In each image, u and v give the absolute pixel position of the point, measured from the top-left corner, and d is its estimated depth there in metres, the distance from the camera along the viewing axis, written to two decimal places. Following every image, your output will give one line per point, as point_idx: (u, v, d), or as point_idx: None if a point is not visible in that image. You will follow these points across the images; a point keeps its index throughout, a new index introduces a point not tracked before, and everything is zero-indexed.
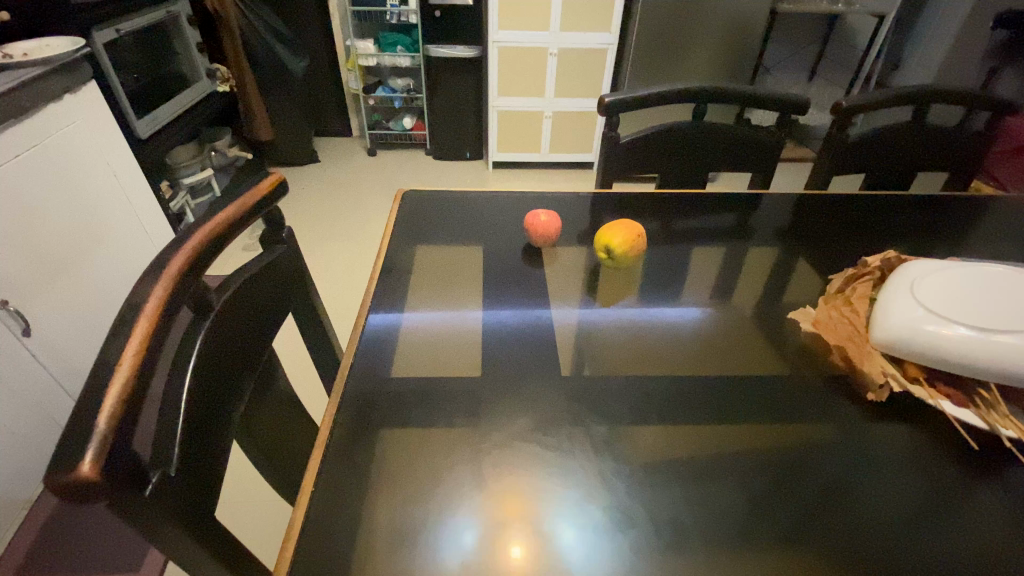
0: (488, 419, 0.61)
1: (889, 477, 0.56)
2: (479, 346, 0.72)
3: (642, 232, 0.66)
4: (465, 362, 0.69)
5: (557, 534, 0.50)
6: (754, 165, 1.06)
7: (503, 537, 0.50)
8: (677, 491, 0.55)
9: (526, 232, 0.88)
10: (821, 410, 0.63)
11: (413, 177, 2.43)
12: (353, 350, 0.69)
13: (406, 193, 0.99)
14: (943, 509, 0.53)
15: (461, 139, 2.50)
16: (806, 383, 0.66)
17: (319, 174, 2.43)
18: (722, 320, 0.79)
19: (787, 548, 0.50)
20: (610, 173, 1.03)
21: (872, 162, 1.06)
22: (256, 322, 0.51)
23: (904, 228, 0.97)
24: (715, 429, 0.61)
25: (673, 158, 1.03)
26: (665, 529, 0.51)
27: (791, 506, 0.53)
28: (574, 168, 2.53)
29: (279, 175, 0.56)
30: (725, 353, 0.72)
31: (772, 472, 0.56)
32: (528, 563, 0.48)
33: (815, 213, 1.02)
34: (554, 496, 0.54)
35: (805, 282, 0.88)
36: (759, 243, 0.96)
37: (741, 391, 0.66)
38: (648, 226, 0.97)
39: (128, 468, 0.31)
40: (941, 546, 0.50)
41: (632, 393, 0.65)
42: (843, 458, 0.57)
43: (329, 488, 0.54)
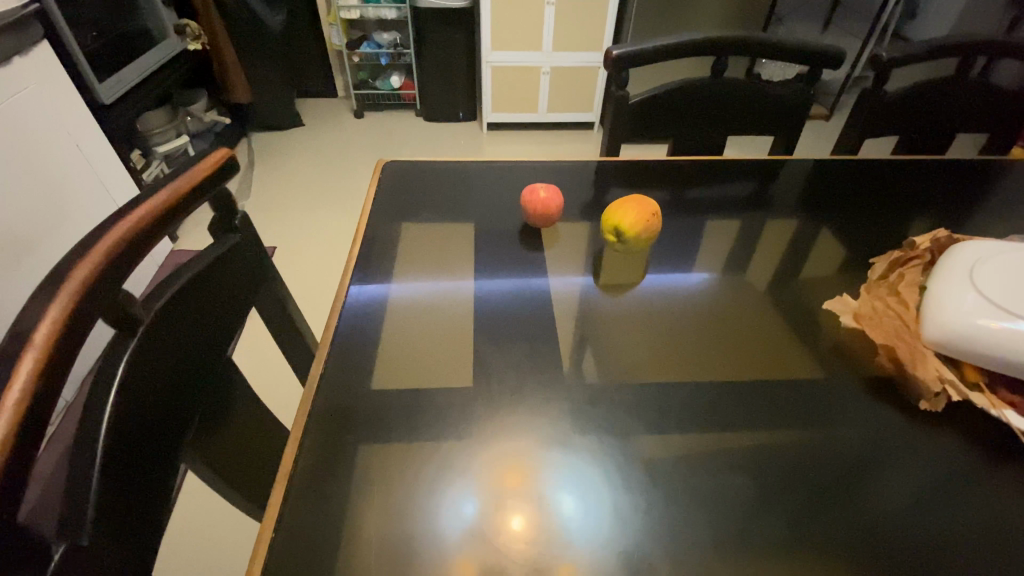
0: (481, 414, 0.56)
1: (904, 445, 0.53)
2: (471, 337, 0.65)
3: (657, 210, 0.57)
4: (457, 358, 0.62)
5: (557, 502, 0.49)
6: (776, 127, 0.96)
7: (505, 508, 0.48)
8: (687, 475, 0.51)
9: (523, 209, 0.78)
10: (839, 390, 0.58)
11: (404, 140, 2.30)
12: (329, 341, 0.62)
13: (388, 163, 0.89)
14: (964, 480, 0.50)
15: (453, 99, 2.35)
16: (823, 368, 0.61)
17: (303, 139, 2.29)
18: (736, 299, 0.72)
19: (799, 527, 0.47)
20: (616, 137, 0.93)
21: (909, 122, 0.95)
22: (211, 320, 0.45)
23: (936, 196, 0.89)
24: (728, 410, 0.57)
25: (688, 119, 0.93)
26: (672, 512, 0.48)
27: (804, 481, 0.51)
28: (573, 129, 2.40)
29: (228, 149, 0.46)
30: (742, 338, 0.66)
31: (783, 439, 0.54)
32: (529, 535, 0.47)
33: (838, 176, 0.93)
34: (554, 466, 0.52)
35: (828, 259, 0.81)
36: (777, 215, 0.88)
37: (750, 363, 0.62)
38: (656, 196, 0.89)
39: (13, 556, 0.24)
40: (956, 515, 0.48)
41: (640, 390, 0.59)
42: (858, 424, 0.55)
43: (305, 496, 0.49)
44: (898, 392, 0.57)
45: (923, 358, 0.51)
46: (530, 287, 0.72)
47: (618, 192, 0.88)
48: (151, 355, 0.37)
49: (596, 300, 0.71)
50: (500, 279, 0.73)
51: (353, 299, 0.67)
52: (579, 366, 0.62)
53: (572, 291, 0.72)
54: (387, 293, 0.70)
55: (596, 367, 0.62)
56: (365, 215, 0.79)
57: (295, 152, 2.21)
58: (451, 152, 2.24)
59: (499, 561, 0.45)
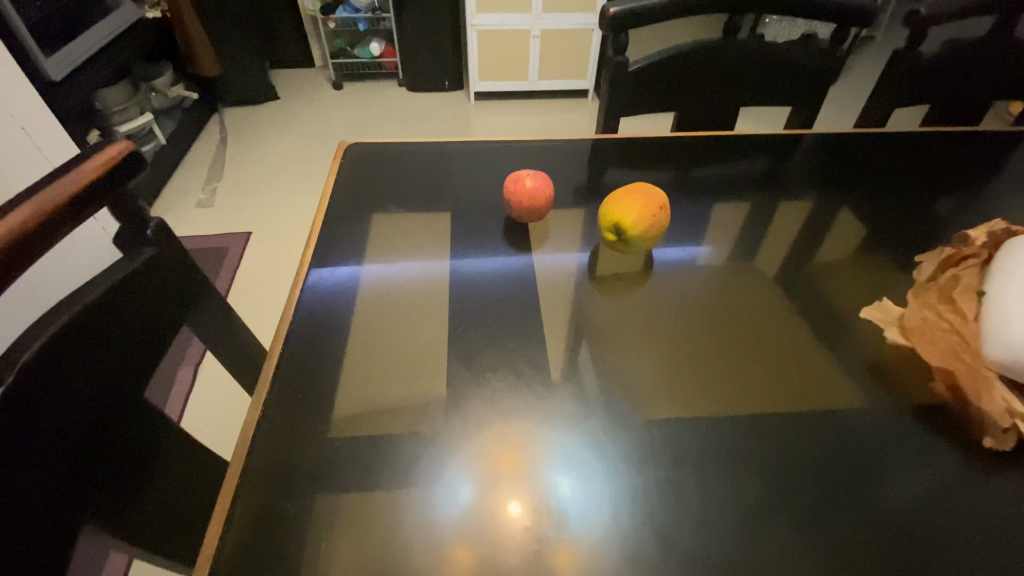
0: (472, 407, 0.53)
1: (910, 426, 0.51)
2: (445, 350, 0.58)
3: (664, 203, 0.48)
4: (429, 377, 0.55)
5: (554, 484, 0.47)
6: (794, 97, 0.86)
7: (501, 494, 0.47)
8: (686, 458, 0.49)
9: (507, 200, 0.69)
10: (841, 379, 0.55)
11: (386, 112, 2.17)
12: (281, 346, 0.56)
13: (351, 146, 0.79)
14: (967, 477, 0.47)
15: (437, 67, 2.21)
16: (825, 359, 0.57)
17: (279, 114, 2.16)
18: (739, 285, 0.66)
19: (803, 517, 0.45)
20: (614, 111, 0.83)
21: (942, 90, 0.86)
22: (118, 348, 0.38)
23: (958, 165, 0.82)
24: (729, 396, 0.54)
25: (696, 89, 0.83)
26: (671, 503, 0.46)
27: (809, 466, 0.48)
28: (565, 97, 2.26)
29: (128, 143, 0.38)
30: (743, 331, 0.60)
31: (785, 419, 0.52)
32: (525, 521, 0.45)
33: (859, 151, 0.84)
34: (550, 446, 0.50)
35: (845, 243, 0.74)
36: (790, 196, 0.79)
37: (754, 346, 0.59)
38: (656, 177, 0.80)
39: None
40: (963, 506, 0.45)
41: (637, 394, 0.54)
42: (863, 405, 0.53)
43: (258, 527, 0.44)
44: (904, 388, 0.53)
45: (989, 388, 0.48)
46: (509, 265, 0.67)
47: (614, 174, 0.80)
48: (2, 419, 0.29)
49: (585, 288, 0.66)
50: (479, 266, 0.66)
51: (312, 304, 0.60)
52: (575, 357, 0.58)
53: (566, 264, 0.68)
54: (357, 277, 0.65)
55: (591, 356, 0.58)
56: (324, 206, 0.70)
57: (271, 128, 2.08)
58: (436, 124, 2.11)
59: (495, 547, 0.44)
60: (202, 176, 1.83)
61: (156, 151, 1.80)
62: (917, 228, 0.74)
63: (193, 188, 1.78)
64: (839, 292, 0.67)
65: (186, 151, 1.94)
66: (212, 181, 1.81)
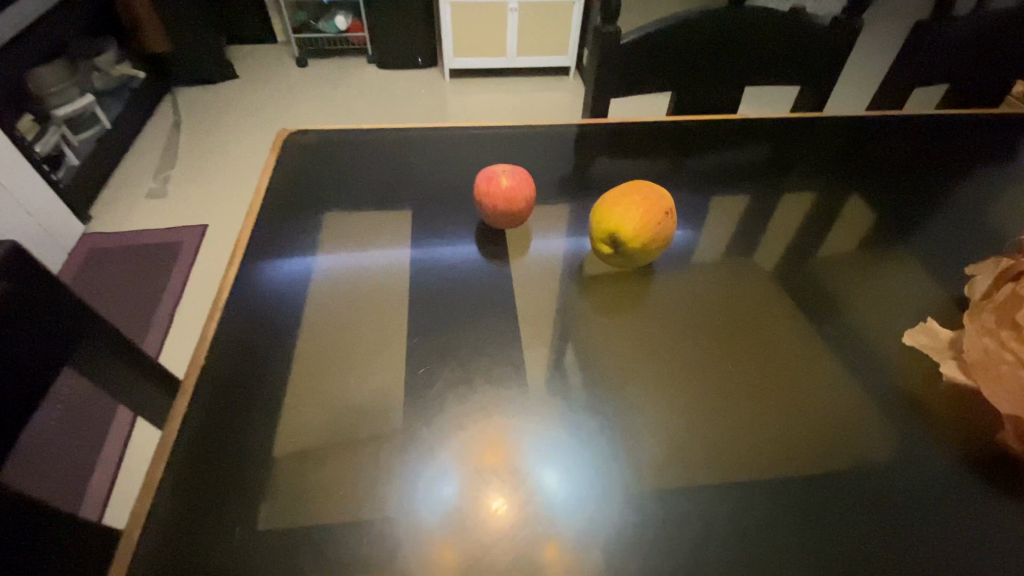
0: (454, 408, 0.51)
1: (879, 422, 0.52)
2: (401, 383, 0.53)
3: (670, 209, 0.40)
4: (380, 403, 0.51)
5: (538, 478, 0.46)
6: (802, 76, 0.78)
7: (484, 488, 0.45)
8: (668, 453, 0.49)
9: (479, 203, 0.60)
10: (815, 373, 0.56)
11: (354, 91, 2.03)
12: (200, 357, 0.51)
13: (293, 135, 0.73)
14: (938, 479, 0.48)
15: (409, 43, 2.07)
16: (800, 353, 0.58)
17: (238, 94, 2.00)
18: (722, 283, 0.64)
19: (783, 519, 0.45)
20: (602, 92, 0.74)
21: (963, 66, 0.79)
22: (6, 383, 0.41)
23: (972, 142, 0.76)
24: (712, 394, 0.54)
25: (695, 68, 0.75)
26: (653, 499, 0.46)
27: (789, 463, 0.49)
28: (545, 74, 2.15)
29: None
30: (722, 325, 0.60)
31: (764, 415, 0.53)
32: (510, 517, 0.44)
33: (878, 136, 0.77)
34: (534, 440, 0.49)
35: (851, 235, 0.69)
36: (794, 188, 0.73)
37: (735, 342, 0.59)
38: (645, 167, 0.72)
39: None
40: (935, 508, 0.46)
41: (622, 399, 0.53)
42: (838, 397, 0.54)
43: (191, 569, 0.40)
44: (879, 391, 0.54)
45: None
46: (461, 252, 0.64)
47: (604, 164, 0.73)
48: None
49: (569, 290, 0.63)
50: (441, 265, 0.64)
51: (254, 326, 0.55)
52: (559, 363, 0.56)
53: (554, 250, 0.66)
54: (307, 266, 0.62)
55: (575, 357, 0.57)
56: (256, 202, 0.64)
57: (229, 108, 1.93)
58: (409, 104, 1.98)
59: (479, 545, 0.42)
60: (155, 163, 1.70)
61: (101, 135, 1.65)
62: (928, 216, 0.69)
63: (144, 175, 1.65)
64: (849, 299, 0.63)
65: (136, 135, 1.79)
66: (165, 168, 1.67)
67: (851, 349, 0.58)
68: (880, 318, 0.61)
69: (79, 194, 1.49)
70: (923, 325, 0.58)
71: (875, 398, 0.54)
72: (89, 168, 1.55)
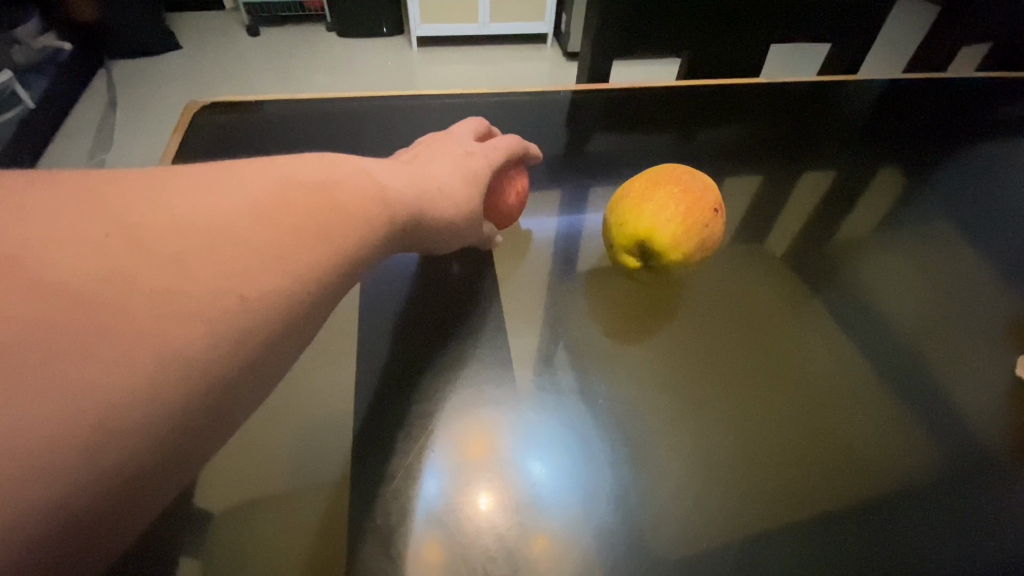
0: (432, 417, 0.44)
1: (896, 406, 0.48)
2: (362, 418, 0.45)
3: (716, 205, 0.38)
4: (338, 443, 0.44)
5: (527, 472, 0.41)
6: (830, 32, 0.68)
7: (468, 483, 0.40)
8: (669, 444, 0.44)
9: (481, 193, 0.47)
10: (823, 350, 0.52)
11: (313, 61, 1.85)
12: None
13: (212, 108, 0.60)
14: (964, 473, 0.43)
15: (372, 8, 1.90)
16: (809, 331, 0.53)
17: (181, 66, 1.80)
18: (729, 262, 0.58)
19: (795, 519, 0.41)
20: (597, 52, 0.64)
21: (1002, 21, 0.70)
22: None
23: (1007, 105, 0.68)
24: (715, 378, 0.49)
25: (707, 21, 0.64)
26: (652, 496, 0.41)
27: (802, 454, 0.45)
28: (521, 41, 2.00)
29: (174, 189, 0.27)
30: (724, 303, 0.55)
31: (772, 400, 0.48)
32: (496, 514, 0.38)
33: (905, 95, 0.68)
34: (522, 430, 0.44)
35: (874, 211, 0.61)
36: (815, 160, 0.64)
37: (743, 331, 0.53)
38: (646, 139, 0.63)
39: (513, 174, 0.49)
40: (963, 507, 0.41)
41: (619, 389, 0.48)
42: (850, 378, 0.50)
43: None
44: (894, 377, 0.49)
45: None
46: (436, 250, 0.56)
47: (602, 140, 0.63)
48: None
49: (564, 285, 0.55)
50: (410, 272, 0.54)
51: None
52: (551, 358, 0.49)
53: (546, 232, 0.58)
54: None
55: (568, 355, 0.50)
56: None
57: (171, 83, 1.74)
58: (374, 76, 1.82)
59: (465, 548, 0.37)
60: (88, 147, 1.51)
61: (23, 116, 1.46)
62: (951, 186, 0.62)
63: (75, 160, 1.47)
64: (879, 288, 0.56)
65: (64, 115, 1.59)
66: (99, 153, 1.49)
67: (872, 337, 0.52)
68: (912, 310, 0.54)
69: None
70: None
71: (891, 384, 0.49)
72: (11, 154, 1.37)
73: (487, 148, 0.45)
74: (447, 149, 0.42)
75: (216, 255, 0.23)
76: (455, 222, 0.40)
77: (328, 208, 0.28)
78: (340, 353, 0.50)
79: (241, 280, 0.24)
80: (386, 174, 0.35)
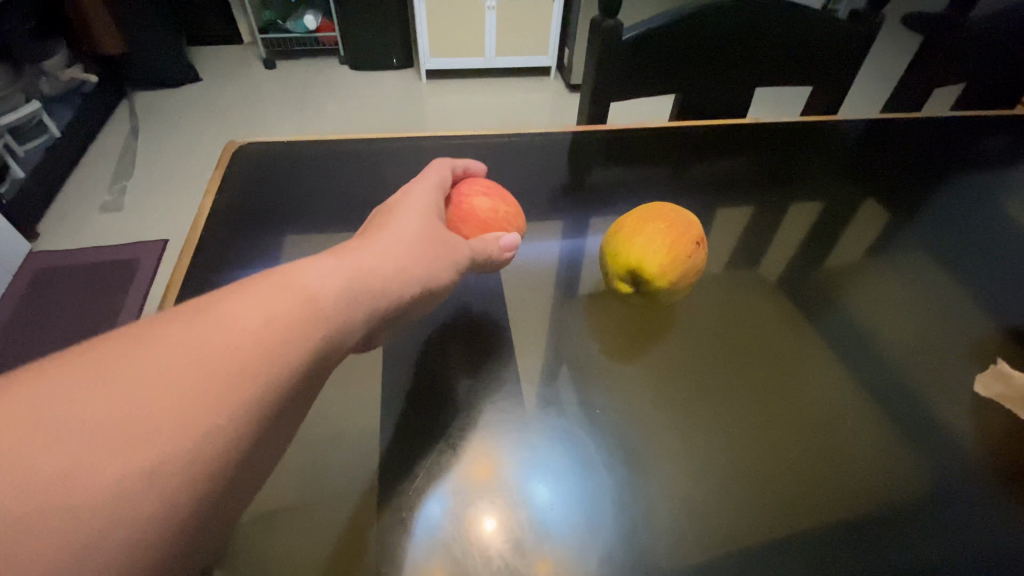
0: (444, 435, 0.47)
1: (885, 430, 0.50)
2: (382, 438, 0.48)
3: (699, 237, 0.42)
4: (359, 459, 0.47)
5: (532, 495, 0.43)
6: (814, 77, 0.73)
7: (475, 506, 0.42)
8: (666, 465, 0.47)
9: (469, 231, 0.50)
10: (814, 374, 0.54)
11: (326, 93, 1.93)
12: None
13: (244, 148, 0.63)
14: (947, 492, 0.46)
15: (383, 42, 1.98)
16: (801, 355, 0.56)
17: (201, 97, 1.89)
18: (724, 291, 0.61)
19: (788, 536, 0.43)
20: (598, 94, 0.68)
21: (972, 64, 0.75)
22: None
23: (983, 140, 0.73)
24: (710, 400, 0.52)
25: (700, 66, 0.69)
26: (652, 515, 0.44)
27: (792, 473, 0.47)
28: (525, 74, 2.08)
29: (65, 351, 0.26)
30: (720, 329, 0.58)
31: (765, 422, 0.51)
32: (501, 536, 0.41)
33: (888, 132, 0.73)
34: (527, 455, 0.46)
35: (860, 241, 0.65)
36: (804, 194, 0.68)
37: (737, 356, 0.56)
38: (644, 173, 0.67)
39: (468, 184, 0.53)
40: (948, 525, 0.43)
41: (619, 410, 0.51)
42: (841, 402, 0.52)
43: None
44: (882, 400, 0.52)
45: None
46: None
47: (602, 174, 0.67)
48: None
49: (566, 308, 0.59)
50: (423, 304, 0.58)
51: None
52: (554, 383, 0.52)
53: (550, 259, 0.62)
54: None
55: (571, 379, 0.53)
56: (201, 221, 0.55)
57: (190, 113, 1.81)
58: (384, 107, 1.89)
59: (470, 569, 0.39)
60: (109, 174, 1.58)
61: (50, 145, 1.53)
62: (932, 216, 0.66)
63: (97, 186, 1.53)
64: (865, 315, 0.59)
65: (88, 143, 1.67)
66: (119, 180, 1.55)
67: (859, 362, 0.55)
68: (897, 335, 0.57)
69: (25, 208, 1.37)
70: (996, 370, 0.53)
71: (879, 406, 0.52)
72: (34, 181, 1.43)
73: (422, 179, 0.49)
74: (399, 203, 0.45)
75: (131, 418, 0.24)
76: (443, 246, 0.43)
77: (306, 310, 0.31)
78: (357, 374, 0.53)
79: (214, 407, 0.25)
80: (320, 272, 0.33)
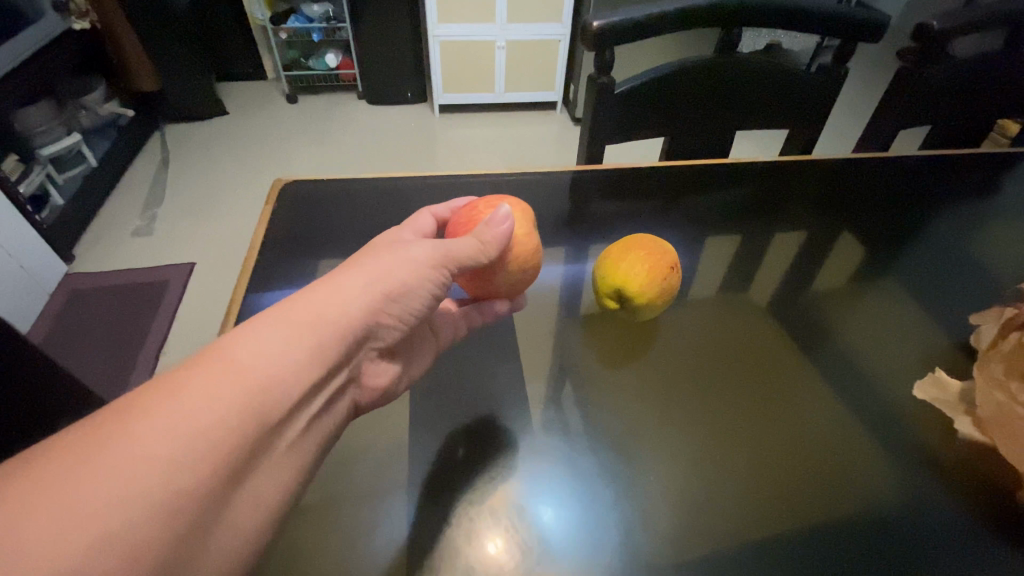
0: (458, 445, 0.53)
1: (863, 447, 0.54)
2: (404, 449, 0.54)
3: (676, 262, 0.48)
4: (383, 463, 0.53)
5: (536, 516, 0.47)
6: (794, 120, 0.80)
7: (483, 529, 0.46)
8: (660, 474, 0.52)
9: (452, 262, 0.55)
10: (798, 392, 0.59)
11: (345, 126, 2.05)
12: None
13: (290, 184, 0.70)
14: (917, 502, 0.50)
15: (399, 79, 2.10)
16: (787, 373, 0.61)
17: (227, 130, 2.00)
18: (714, 317, 0.66)
19: (772, 537, 0.47)
20: (597, 135, 0.76)
21: (938, 107, 0.82)
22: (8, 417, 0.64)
23: (951, 176, 0.79)
24: (702, 415, 0.57)
25: (687, 111, 0.76)
26: (647, 519, 0.48)
27: (778, 481, 0.52)
28: (533, 109, 2.19)
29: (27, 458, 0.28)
30: (712, 351, 0.63)
31: (753, 434, 0.55)
32: (507, 558, 0.44)
33: (864, 169, 0.79)
34: (530, 477, 0.51)
35: (839, 270, 0.71)
36: (785, 225, 0.74)
37: (727, 374, 0.61)
38: (638, 207, 0.74)
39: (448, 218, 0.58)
40: (917, 531, 0.48)
41: (617, 421, 0.56)
42: (824, 420, 0.56)
43: None
44: (861, 419, 0.56)
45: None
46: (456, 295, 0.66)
47: (600, 207, 0.74)
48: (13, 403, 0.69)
49: (567, 326, 0.66)
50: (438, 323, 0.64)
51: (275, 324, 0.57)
52: (559, 402, 0.58)
53: (553, 283, 0.68)
54: None
55: (573, 398, 0.58)
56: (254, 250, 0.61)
57: (217, 144, 1.93)
58: (399, 139, 2.00)
59: None
60: (141, 201, 1.68)
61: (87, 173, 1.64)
62: (903, 245, 0.72)
63: (129, 213, 1.63)
64: (843, 338, 0.64)
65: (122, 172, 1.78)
66: (151, 207, 1.65)
67: (838, 383, 0.59)
68: (871, 354, 0.62)
69: (63, 233, 1.47)
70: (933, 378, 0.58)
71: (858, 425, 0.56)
72: (72, 208, 1.53)
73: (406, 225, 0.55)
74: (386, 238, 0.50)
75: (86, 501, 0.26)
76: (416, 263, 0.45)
77: (250, 385, 0.34)
78: None
79: (194, 468, 0.29)
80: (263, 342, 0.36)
